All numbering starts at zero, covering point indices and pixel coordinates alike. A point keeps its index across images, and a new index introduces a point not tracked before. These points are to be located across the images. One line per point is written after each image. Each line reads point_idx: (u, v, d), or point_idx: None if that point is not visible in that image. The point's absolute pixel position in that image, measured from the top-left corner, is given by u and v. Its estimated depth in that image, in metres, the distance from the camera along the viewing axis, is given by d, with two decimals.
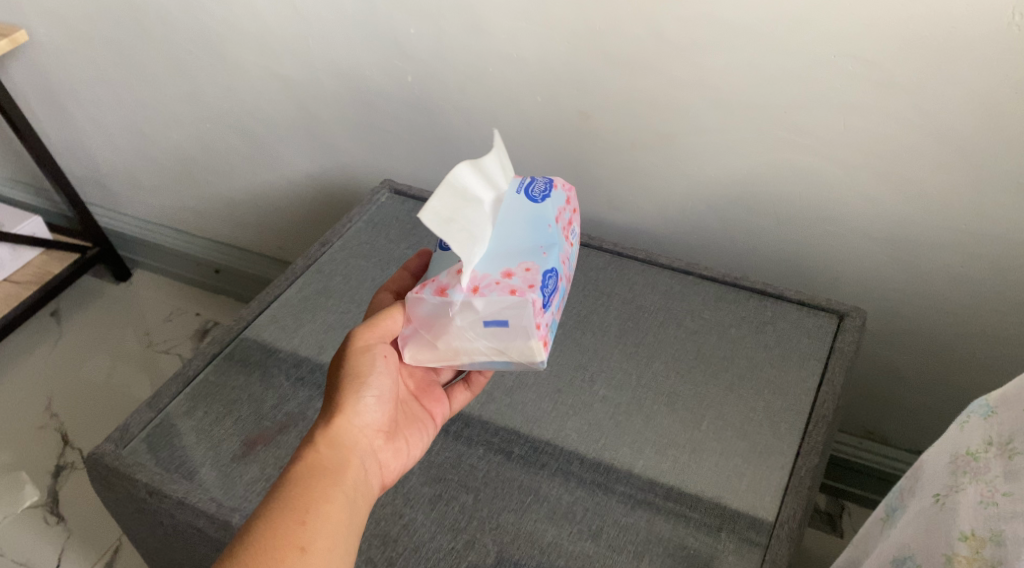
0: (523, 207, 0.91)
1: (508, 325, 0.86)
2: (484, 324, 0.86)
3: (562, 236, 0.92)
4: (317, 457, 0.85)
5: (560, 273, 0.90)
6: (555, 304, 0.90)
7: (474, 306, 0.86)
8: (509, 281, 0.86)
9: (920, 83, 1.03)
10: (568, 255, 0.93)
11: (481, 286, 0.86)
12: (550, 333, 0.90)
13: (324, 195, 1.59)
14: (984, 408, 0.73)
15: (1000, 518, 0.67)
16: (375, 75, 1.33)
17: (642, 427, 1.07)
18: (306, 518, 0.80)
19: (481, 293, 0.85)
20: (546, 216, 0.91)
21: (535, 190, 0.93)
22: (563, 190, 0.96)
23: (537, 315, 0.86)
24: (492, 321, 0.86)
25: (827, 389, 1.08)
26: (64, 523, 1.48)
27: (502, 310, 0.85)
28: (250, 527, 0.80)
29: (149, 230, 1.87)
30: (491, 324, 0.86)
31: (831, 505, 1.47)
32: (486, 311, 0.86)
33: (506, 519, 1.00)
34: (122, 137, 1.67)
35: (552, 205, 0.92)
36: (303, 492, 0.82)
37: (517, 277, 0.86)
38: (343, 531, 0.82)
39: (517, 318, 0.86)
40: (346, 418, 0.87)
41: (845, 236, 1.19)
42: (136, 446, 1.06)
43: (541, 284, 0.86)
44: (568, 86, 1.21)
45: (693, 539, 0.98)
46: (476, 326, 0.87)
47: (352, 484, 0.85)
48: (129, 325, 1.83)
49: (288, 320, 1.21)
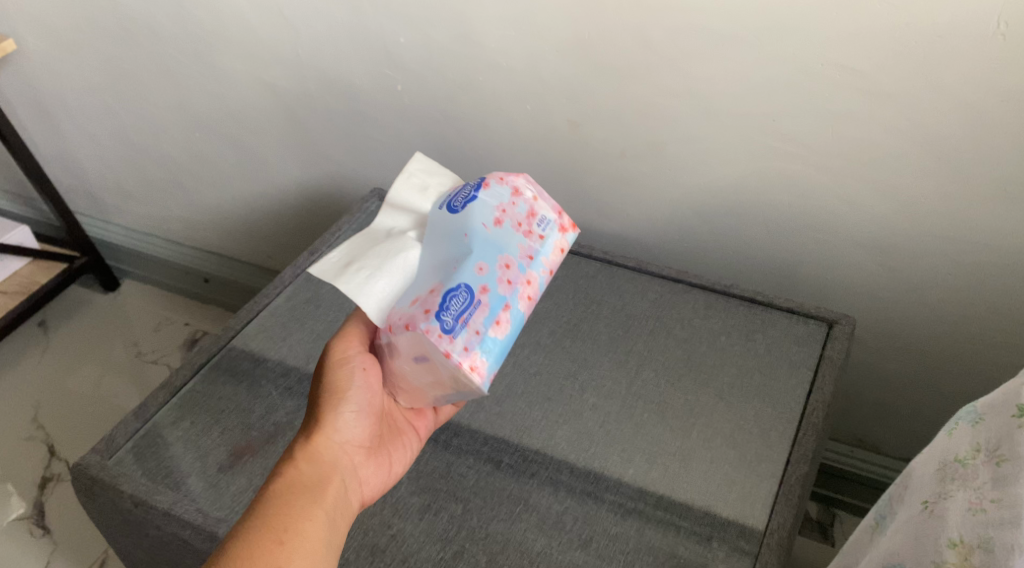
0: (440, 224, 0.87)
1: (426, 357, 0.83)
2: (411, 359, 0.85)
3: (489, 243, 0.85)
4: (296, 474, 0.84)
5: (479, 286, 0.83)
6: (483, 323, 0.83)
7: (395, 345, 0.85)
8: (412, 312, 0.84)
9: (906, 92, 1.04)
10: (510, 261, 0.85)
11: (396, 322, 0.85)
12: (492, 352, 0.83)
13: (313, 204, 1.58)
14: (971, 415, 0.73)
15: (988, 525, 0.67)
16: (364, 83, 1.33)
17: (632, 435, 1.07)
18: (284, 537, 0.80)
19: (394, 330, 0.85)
20: (460, 228, 0.86)
21: (457, 199, 0.87)
22: (502, 190, 0.88)
23: (442, 343, 0.81)
24: (414, 356, 0.84)
25: (817, 397, 1.08)
26: (51, 535, 1.46)
27: (416, 344, 0.83)
28: (227, 546, 0.79)
29: (138, 239, 1.86)
30: (416, 359, 0.85)
31: (822, 514, 1.47)
32: (405, 349, 0.85)
33: (495, 528, 0.99)
34: (111, 147, 1.67)
35: (471, 212, 0.86)
36: (282, 508, 0.82)
37: (421, 305, 0.84)
38: (322, 549, 0.81)
39: (427, 349, 0.83)
40: (324, 435, 0.87)
41: (834, 243, 1.20)
42: (123, 456, 1.05)
43: (438, 309, 0.82)
44: (558, 95, 1.21)
45: (683, 548, 0.97)
46: (406, 362, 0.86)
47: (331, 502, 0.85)
48: (117, 336, 1.82)
49: (276, 330, 1.20)
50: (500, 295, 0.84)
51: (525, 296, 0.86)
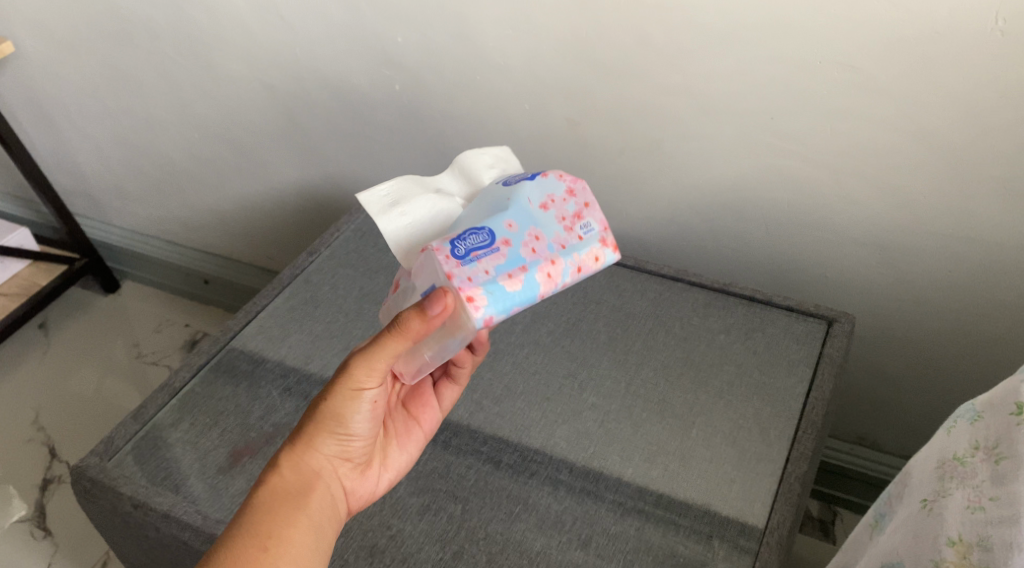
0: (489, 190, 0.88)
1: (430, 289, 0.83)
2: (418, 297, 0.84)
3: (528, 209, 0.85)
4: (281, 481, 0.84)
5: (502, 237, 0.83)
6: (495, 267, 0.82)
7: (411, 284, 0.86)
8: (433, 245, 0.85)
9: (905, 89, 1.04)
10: (540, 235, 0.85)
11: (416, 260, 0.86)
12: (495, 296, 0.81)
13: (312, 204, 1.58)
14: (970, 413, 0.73)
15: (987, 523, 0.67)
16: (363, 83, 1.33)
17: (631, 435, 1.07)
18: (268, 544, 0.80)
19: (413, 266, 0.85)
20: (505, 192, 0.86)
21: (514, 176, 0.89)
22: (557, 181, 0.88)
23: (449, 267, 0.81)
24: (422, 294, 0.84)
25: (816, 395, 1.07)
26: (51, 537, 1.46)
27: (427, 276, 0.84)
28: (211, 552, 0.79)
29: (137, 241, 1.86)
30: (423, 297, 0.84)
31: (824, 511, 1.47)
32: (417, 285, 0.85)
33: (495, 529, 0.99)
34: (110, 148, 1.67)
35: (521, 184, 0.87)
36: (267, 515, 0.82)
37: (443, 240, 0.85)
38: (305, 558, 0.81)
39: (435, 278, 0.82)
40: (312, 441, 0.85)
41: (833, 241, 1.19)
42: (122, 458, 1.05)
43: (456, 239, 0.83)
44: (557, 94, 1.21)
45: (683, 547, 0.97)
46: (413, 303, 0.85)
47: (318, 510, 0.84)
48: (117, 337, 1.82)
49: (275, 330, 1.20)
50: (520, 254, 0.83)
51: (545, 272, 0.83)
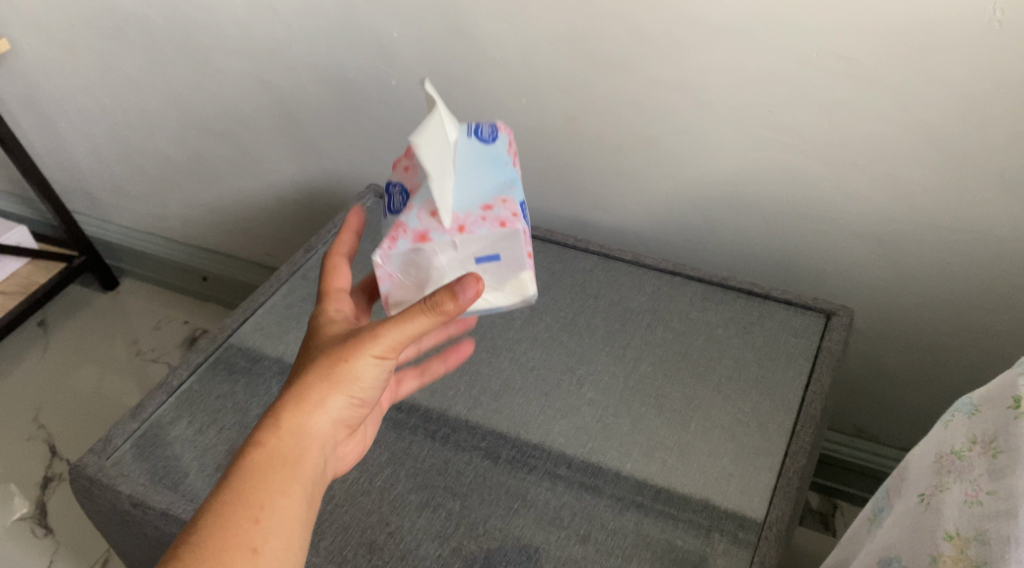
0: (486, 142, 0.91)
1: (500, 259, 0.87)
2: (474, 261, 0.87)
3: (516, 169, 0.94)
4: (280, 448, 0.82)
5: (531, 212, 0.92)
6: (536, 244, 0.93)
7: (460, 245, 0.86)
8: (492, 213, 0.86)
9: (902, 81, 1.03)
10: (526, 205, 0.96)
11: (466, 225, 0.85)
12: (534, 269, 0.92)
13: (310, 201, 1.58)
14: (967, 406, 0.72)
15: (985, 517, 0.67)
16: (359, 79, 1.32)
17: (630, 429, 1.06)
18: (261, 516, 0.79)
19: (468, 231, 0.85)
20: (501, 155, 0.91)
21: (483, 131, 0.92)
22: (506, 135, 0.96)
23: (524, 246, 0.87)
24: (482, 256, 0.87)
25: (815, 389, 1.07)
26: (53, 535, 1.46)
27: (492, 244, 0.86)
28: (200, 522, 0.78)
29: (136, 238, 1.86)
30: (481, 259, 0.87)
31: (824, 504, 1.47)
32: (475, 249, 0.86)
33: (493, 525, 0.99)
34: (107, 145, 1.66)
35: (501, 142, 0.92)
36: (262, 481, 0.80)
37: (498, 207, 0.87)
38: (298, 529, 0.80)
39: (507, 250, 0.87)
40: (316, 411, 0.84)
41: (831, 234, 1.19)
42: (120, 456, 1.05)
43: (519, 212, 0.87)
44: (554, 88, 1.20)
45: (682, 542, 0.97)
46: (466, 263, 0.87)
47: (311, 475, 0.83)
48: (117, 335, 1.82)
49: (273, 327, 1.20)
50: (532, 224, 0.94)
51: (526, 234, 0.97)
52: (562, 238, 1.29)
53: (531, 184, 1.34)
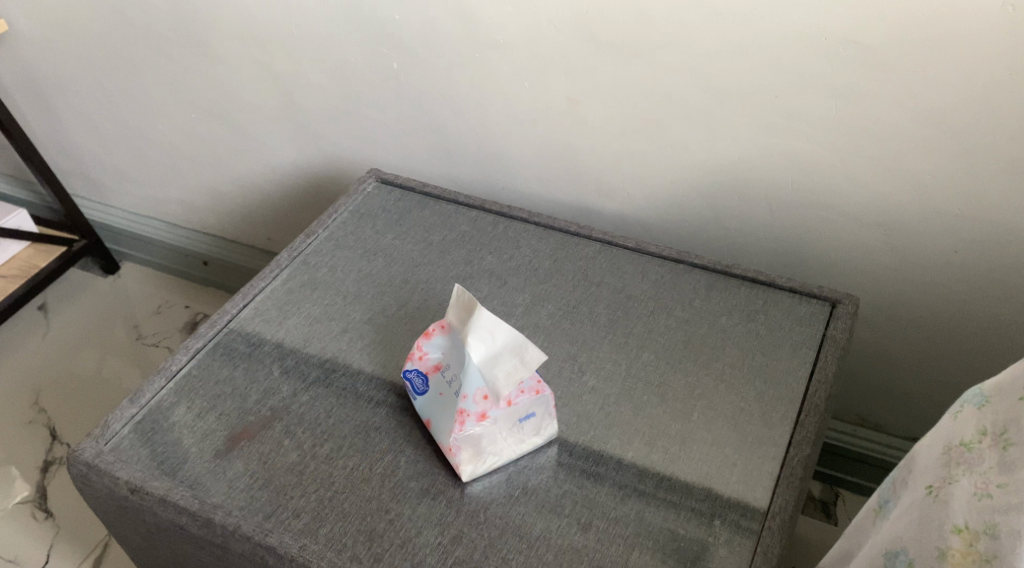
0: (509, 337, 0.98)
1: (537, 417, 1.00)
2: (518, 427, 0.99)
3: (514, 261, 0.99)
4: None
5: None
6: None
7: (508, 424, 0.99)
8: (526, 386, 0.98)
9: (912, 67, 1.02)
10: None
11: (512, 398, 0.97)
12: None
13: (311, 186, 1.56)
14: (977, 397, 0.71)
15: (994, 510, 0.65)
16: (359, 62, 1.31)
17: (632, 417, 1.05)
18: None
19: (513, 404, 0.97)
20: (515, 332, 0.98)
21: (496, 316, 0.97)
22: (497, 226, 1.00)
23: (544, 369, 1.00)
24: (523, 419, 0.99)
25: (820, 377, 1.06)
26: (53, 519, 1.46)
27: (530, 409, 0.99)
28: None
29: (136, 222, 1.85)
30: (523, 421, 0.99)
31: (826, 493, 1.46)
32: (519, 417, 0.99)
33: (494, 513, 0.96)
34: (106, 128, 1.65)
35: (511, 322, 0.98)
36: None
37: (527, 392, 0.98)
38: None
39: (542, 408, 1.00)
40: None
41: (837, 222, 1.18)
42: (119, 441, 1.02)
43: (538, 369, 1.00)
44: (557, 72, 1.19)
45: (684, 531, 0.94)
46: (512, 425, 0.99)
47: None
48: (117, 320, 1.81)
49: (272, 312, 1.18)
50: None
51: None
52: (563, 225, 1.29)
53: (533, 170, 1.32)
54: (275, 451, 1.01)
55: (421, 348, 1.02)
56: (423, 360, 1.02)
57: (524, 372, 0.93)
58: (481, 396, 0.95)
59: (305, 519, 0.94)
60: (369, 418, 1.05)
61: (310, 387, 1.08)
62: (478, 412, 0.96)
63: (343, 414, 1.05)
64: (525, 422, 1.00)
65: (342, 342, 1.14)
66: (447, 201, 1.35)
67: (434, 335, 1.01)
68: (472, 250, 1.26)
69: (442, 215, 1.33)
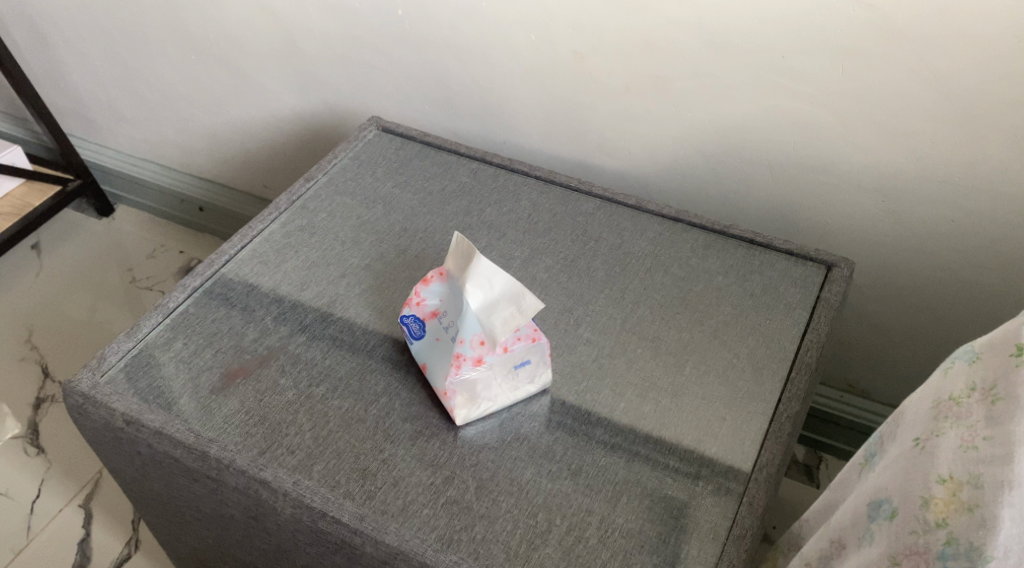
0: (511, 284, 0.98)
1: (532, 364, 1.01)
2: (513, 373, 1.00)
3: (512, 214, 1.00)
4: None
5: None
6: None
7: (504, 369, 0.99)
8: (521, 333, 0.98)
9: (921, 30, 1.01)
10: None
11: (507, 345, 0.98)
12: None
13: (311, 133, 1.55)
14: (969, 354, 0.73)
15: (979, 461, 0.67)
16: (364, 7, 1.30)
17: (625, 370, 1.06)
18: None
19: (509, 350, 0.98)
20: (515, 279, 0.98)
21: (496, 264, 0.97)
22: None
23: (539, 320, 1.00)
24: (518, 366, 1.00)
25: (812, 337, 1.07)
26: (44, 455, 1.46)
27: (525, 356, 1.00)
28: None
29: (132, 163, 1.83)
30: (518, 367, 1.00)
31: (809, 457, 1.49)
32: (514, 363, 0.99)
33: (486, 456, 0.97)
34: (103, 66, 1.64)
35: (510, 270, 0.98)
36: None
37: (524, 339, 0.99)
38: None
39: (538, 356, 1.00)
40: None
41: (838, 186, 1.18)
42: (114, 375, 1.02)
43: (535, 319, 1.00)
44: (565, 25, 1.18)
45: (672, 482, 0.96)
46: (508, 370, 0.99)
47: None
48: (112, 262, 1.80)
49: (270, 256, 1.18)
50: None
51: None
52: (564, 180, 1.29)
53: (536, 124, 1.32)
54: (271, 390, 1.02)
55: (419, 294, 1.02)
56: (421, 307, 1.02)
57: (520, 319, 0.94)
58: (478, 342, 0.96)
59: (299, 456, 0.95)
60: (364, 362, 1.05)
61: (306, 330, 1.08)
62: (475, 357, 0.96)
63: (339, 357, 1.06)
64: (520, 370, 1.00)
65: (340, 286, 1.14)
66: (448, 152, 1.35)
67: (432, 281, 1.01)
68: (472, 202, 1.26)
69: (443, 166, 1.32)
